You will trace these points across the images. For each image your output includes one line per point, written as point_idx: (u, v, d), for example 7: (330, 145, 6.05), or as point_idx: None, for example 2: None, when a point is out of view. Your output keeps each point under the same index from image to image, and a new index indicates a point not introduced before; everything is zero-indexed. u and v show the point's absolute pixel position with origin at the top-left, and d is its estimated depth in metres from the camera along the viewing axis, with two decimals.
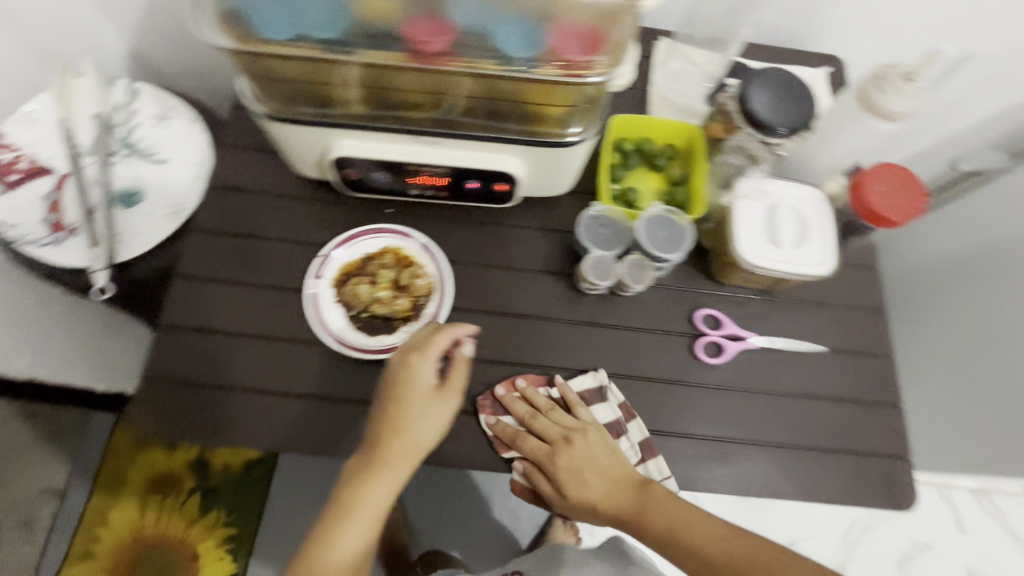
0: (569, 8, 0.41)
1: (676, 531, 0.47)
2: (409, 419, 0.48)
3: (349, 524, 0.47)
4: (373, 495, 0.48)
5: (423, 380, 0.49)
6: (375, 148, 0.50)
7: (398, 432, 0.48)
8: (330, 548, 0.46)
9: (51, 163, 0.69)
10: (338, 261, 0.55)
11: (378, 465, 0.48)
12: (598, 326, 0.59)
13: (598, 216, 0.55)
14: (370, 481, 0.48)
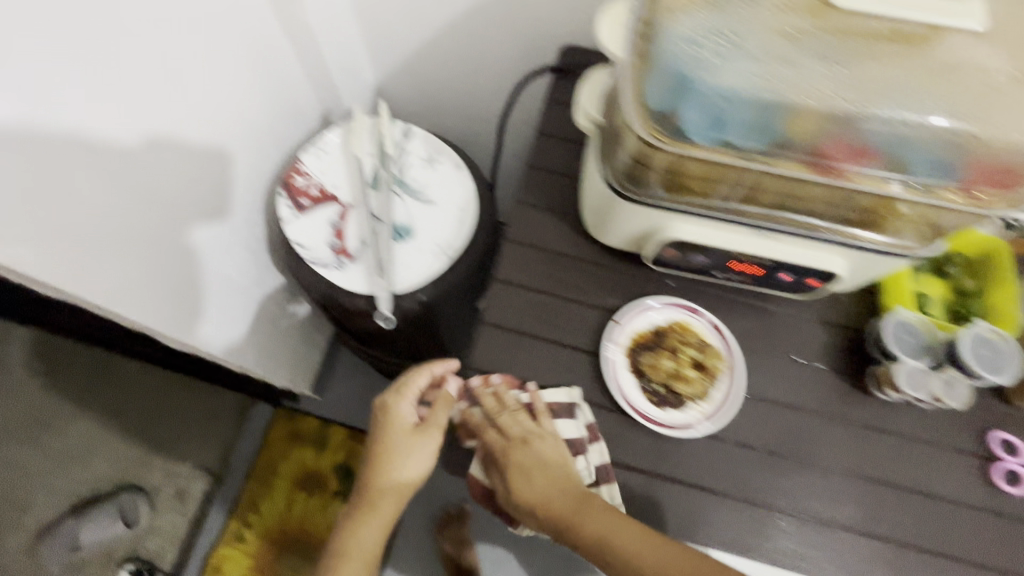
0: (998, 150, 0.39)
1: (635, 563, 0.45)
2: (393, 458, 0.56)
3: (359, 543, 0.55)
4: (373, 523, 0.55)
5: (402, 421, 0.57)
6: (708, 235, 0.51)
7: (390, 463, 0.56)
8: (358, 541, 0.55)
9: (337, 192, 0.76)
10: (635, 329, 0.57)
11: (379, 492, 0.55)
12: (884, 433, 0.56)
13: (908, 323, 0.56)
14: (382, 500, 0.55)
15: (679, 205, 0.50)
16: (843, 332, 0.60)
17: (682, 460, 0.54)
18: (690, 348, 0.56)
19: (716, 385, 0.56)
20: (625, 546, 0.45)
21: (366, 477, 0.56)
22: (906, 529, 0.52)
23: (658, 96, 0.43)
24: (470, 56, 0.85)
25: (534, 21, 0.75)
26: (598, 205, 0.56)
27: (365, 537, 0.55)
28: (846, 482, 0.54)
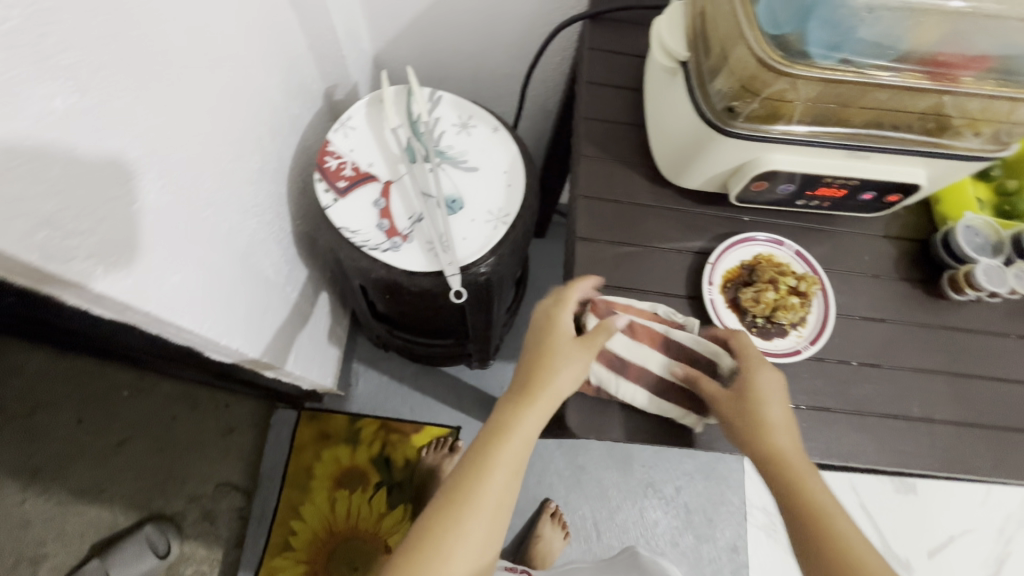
0: None
1: (782, 456, 0.47)
2: (560, 358, 0.50)
3: (516, 426, 0.47)
4: (538, 409, 0.48)
5: (565, 331, 0.52)
6: (801, 162, 0.52)
7: (546, 370, 0.49)
8: (508, 433, 0.47)
9: (374, 170, 0.72)
10: (724, 268, 0.58)
11: (545, 382, 0.49)
12: (956, 330, 0.60)
13: (972, 226, 0.59)
14: (547, 356, 0.50)
15: (776, 135, 0.50)
16: (908, 244, 0.63)
17: (789, 384, 0.56)
18: (787, 277, 0.57)
19: (812, 310, 0.57)
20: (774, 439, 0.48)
21: (540, 331, 0.53)
22: (991, 412, 0.57)
23: (774, 23, 0.42)
24: (482, 12, 0.81)
25: None
26: (681, 145, 0.55)
27: (548, 383, 0.49)
28: (933, 378, 0.58)
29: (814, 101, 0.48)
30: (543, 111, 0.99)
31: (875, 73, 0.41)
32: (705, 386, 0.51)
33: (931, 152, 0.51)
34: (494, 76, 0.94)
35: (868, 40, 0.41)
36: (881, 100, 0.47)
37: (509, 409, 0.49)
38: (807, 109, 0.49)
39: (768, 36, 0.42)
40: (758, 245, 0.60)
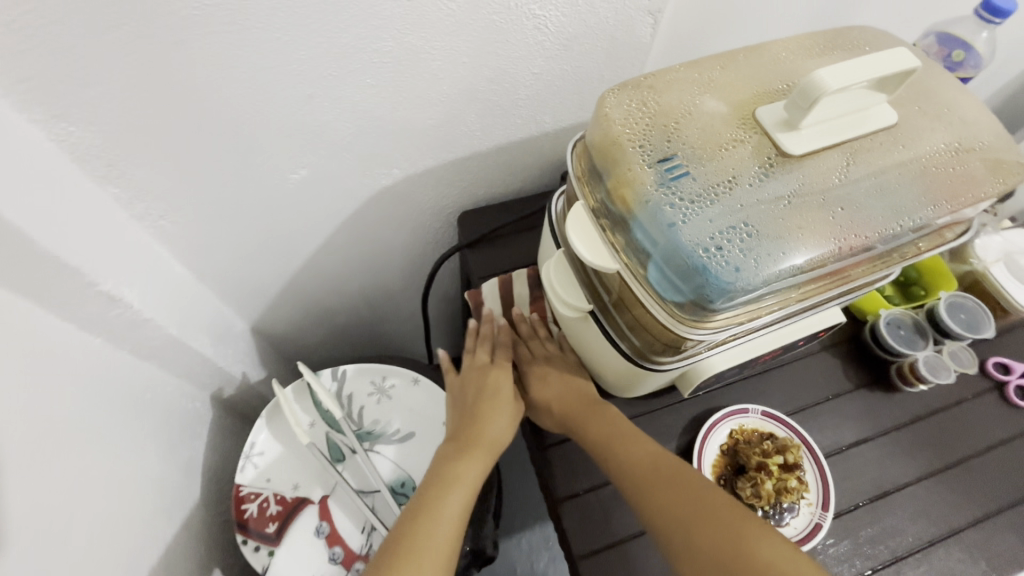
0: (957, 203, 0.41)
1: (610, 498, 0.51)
2: (501, 413, 0.57)
3: (455, 480, 0.52)
4: (473, 458, 0.54)
5: (502, 388, 0.59)
6: (737, 355, 0.51)
7: (486, 423, 0.56)
8: (455, 480, 0.51)
9: (302, 490, 0.62)
10: (710, 463, 0.55)
11: (478, 434, 0.56)
12: (926, 417, 0.61)
13: (893, 320, 0.62)
14: (497, 414, 0.57)
15: (705, 352, 0.49)
16: (847, 348, 0.64)
17: (827, 563, 0.52)
18: (772, 453, 0.55)
19: (807, 471, 0.55)
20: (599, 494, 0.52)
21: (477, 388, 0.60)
22: (999, 488, 0.57)
23: (676, 289, 0.39)
24: (352, 259, 0.77)
25: (412, 208, 0.70)
26: (620, 373, 0.52)
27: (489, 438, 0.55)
28: (934, 478, 0.57)
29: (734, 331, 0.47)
30: (446, 302, 0.95)
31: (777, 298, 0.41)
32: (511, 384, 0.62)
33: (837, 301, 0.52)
34: (384, 296, 0.89)
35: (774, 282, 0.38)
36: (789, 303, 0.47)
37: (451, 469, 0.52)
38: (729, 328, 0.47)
39: (673, 301, 0.40)
40: (729, 423, 0.58)
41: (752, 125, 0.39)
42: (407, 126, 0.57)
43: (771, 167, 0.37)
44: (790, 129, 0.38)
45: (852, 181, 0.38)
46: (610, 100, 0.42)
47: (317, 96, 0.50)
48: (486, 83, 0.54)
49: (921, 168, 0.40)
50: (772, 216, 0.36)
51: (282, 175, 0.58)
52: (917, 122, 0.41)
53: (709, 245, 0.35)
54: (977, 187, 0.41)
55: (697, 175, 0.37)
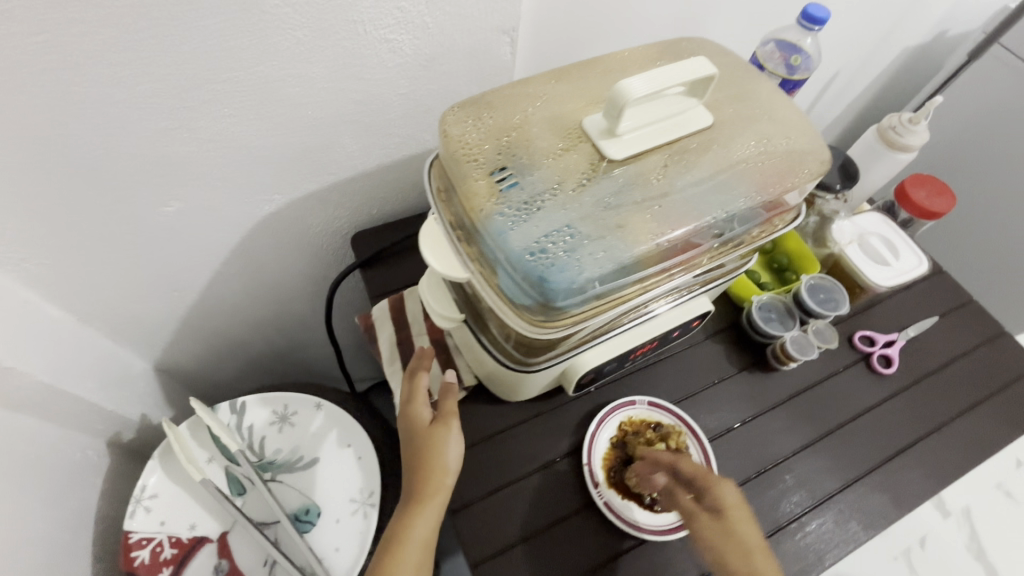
0: (778, 192, 0.44)
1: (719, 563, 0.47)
2: (437, 444, 0.49)
3: (413, 531, 0.46)
4: (433, 500, 0.48)
5: (426, 416, 0.51)
6: (609, 349, 0.53)
7: (430, 462, 0.49)
8: (409, 534, 0.46)
9: (199, 530, 0.60)
10: (601, 456, 0.58)
11: (439, 472, 0.48)
12: (802, 392, 0.65)
13: (762, 304, 0.67)
14: (434, 446, 0.49)
15: (576, 349, 0.51)
16: (729, 335, 0.68)
17: None
18: (655, 442, 0.58)
19: (693, 454, 0.58)
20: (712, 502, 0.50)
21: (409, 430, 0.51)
22: (867, 451, 0.62)
23: (523, 292, 0.41)
24: (249, 289, 0.75)
25: (303, 234, 0.70)
26: (503, 376, 0.54)
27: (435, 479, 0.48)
28: (812, 449, 0.61)
29: (597, 328, 0.50)
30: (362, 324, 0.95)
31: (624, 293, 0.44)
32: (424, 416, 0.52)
33: (701, 291, 0.55)
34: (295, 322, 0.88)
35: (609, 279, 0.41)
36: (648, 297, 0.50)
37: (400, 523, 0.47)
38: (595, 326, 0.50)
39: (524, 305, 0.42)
40: (618, 415, 0.60)
41: (579, 134, 0.42)
42: (279, 152, 0.57)
43: (594, 172, 0.40)
44: (612, 136, 0.41)
45: (672, 181, 0.41)
46: (450, 117, 0.44)
47: (174, 127, 0.50)
48: (353, 105, 0.55)
49: (738, 163, 0.43)
50: (592, 218, 0.39)
51: (153, 209, 0.57)
52: (730, 124, 0.45)
53: (534, 250, 0.37)
54: (793, 175, 0.45)
55: (525, 184, 0.39)
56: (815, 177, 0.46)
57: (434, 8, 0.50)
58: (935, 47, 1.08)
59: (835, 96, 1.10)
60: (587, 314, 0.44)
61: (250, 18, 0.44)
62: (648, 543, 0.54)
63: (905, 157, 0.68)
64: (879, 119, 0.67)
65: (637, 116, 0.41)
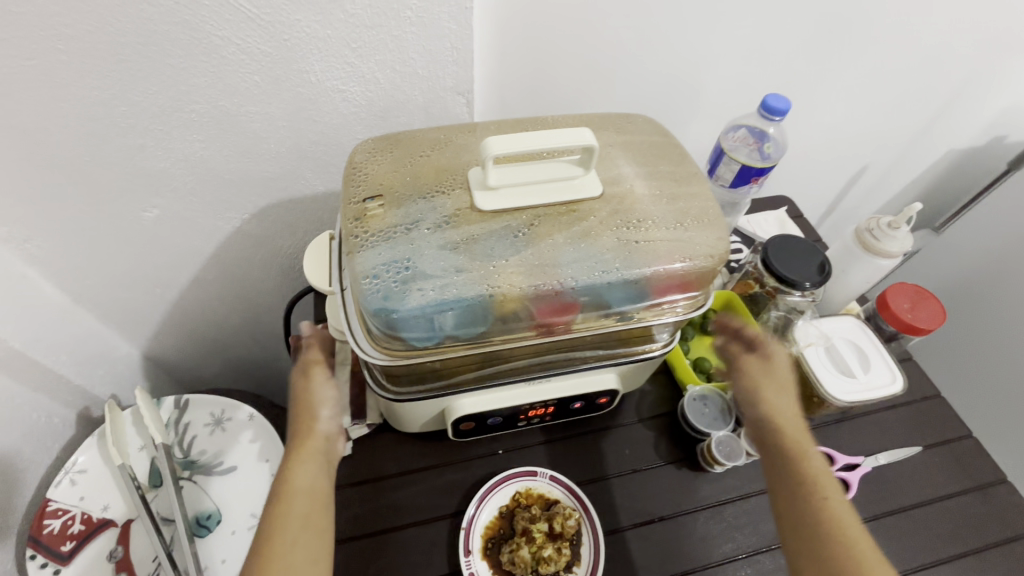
0: (657, 269, 0.44)
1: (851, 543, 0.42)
2: (307, 398, 0.53)
3: (295, 483, 0.47)
4: (309, 456, 0.49)
5: (296, 375, 0.55)
6: (487, 401, 0.53)
7: (305, 417, 0.52)
8: (292, 488, 0.47)
9: (110, 513, 0.64)
10: (482, 524, 0.55)
11: (310, 433, 0.51)
12: (732, 502, 0.59)
13: (698, 396, 0.62)
14: (307, 404, 0.53)
15: (448, 390, 0.51)
16: (663, 423, 0.64)
17: None
18: (540, 520, 0.55)
19: (582, 541, 0.54)
20: (829, 491, 0.45)
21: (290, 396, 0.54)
22: None
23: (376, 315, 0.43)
24: (227, 296, 0.81)
25: (275, 251, 0.76)
26: (385, 404, 0.55)
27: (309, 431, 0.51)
28: (728, 569, 0.54)
29: (473, 371, 0.50)
30: None
31: (481, 340, 0.44)
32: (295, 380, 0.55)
33: (605, 363, 0.54)
34: (273, 334, 0.93)
35: (456, 317, 0.42)
36: (531, 351, 0.49)
37: (284, 480, 0.47)
38: (471, 370, 0.50)
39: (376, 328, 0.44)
40: (514, 483, 0.57)
41: (462, 182, 0.46)
42: (244, 176, 0.63)
43: (456, 218, 0.43)
44: (484, 188, 0.44)
45: (534, 239, 0.43)
46: (363, 148, 0.49)
47: (148, 145, 0.57)
48: (311, 144, 0.61)
49: (613, 233, 0.44)
50: (437, 259, 0.42)
51: (135, 213, 0.64)
52: (621, 197, 0.46)
53: (371, 275, 0.41)
54: (675, 256, 0.44)
55: (390, 217, 0.43)
56: (710, 262, 0.45)
57: (382, 66, 0.54)
58: (986, 154, 0.99)
59: (862, 191, 1.03)
60: (438, 353, 0.44)
61: (209, 60, 0.50)
62: None
63: (885, 265, 0.62)
64: (858, 219, 0.63)
65: (513, 176, 0.44)
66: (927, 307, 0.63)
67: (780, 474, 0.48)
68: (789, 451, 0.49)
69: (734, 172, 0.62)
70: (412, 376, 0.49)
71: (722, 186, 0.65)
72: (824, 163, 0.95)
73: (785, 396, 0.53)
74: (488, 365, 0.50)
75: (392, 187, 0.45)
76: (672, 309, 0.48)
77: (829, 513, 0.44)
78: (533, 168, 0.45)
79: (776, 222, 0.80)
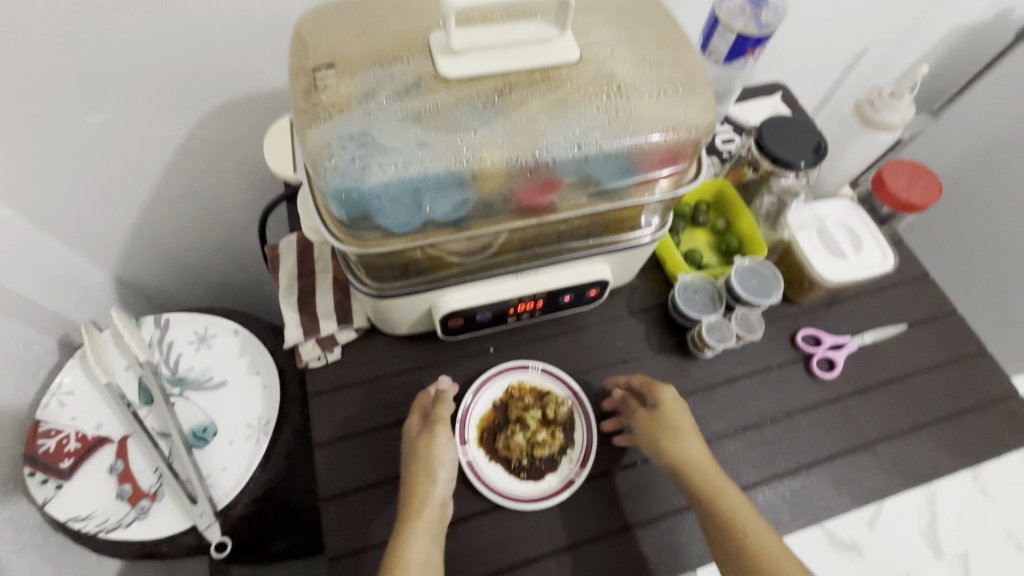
0: (645, 137, 0.41)
1: (758, 546, 0.46)
2: (426, 465, 0.49)
3: (408, 564, 0.44)
4: (424, 532, 0.46)
5: (416, 423, 0.52)
6: (473, 296, 0.51)
7: (429, 473, 0.49)
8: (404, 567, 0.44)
9: (104, 431, 0.64)
10: (478, 414, 0.56)
11: (424, 505, 0.47)
12: (720, 383, 0.60)
13: (688, 284, 0.61)
14: (433, 437, 0.50)
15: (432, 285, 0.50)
16: (655, 315, 0.63)
17: (578, 524, 0.52)
18: (533, 408, 0.56)
19: (575, 427, 0.56)
20: (744, 520, 0.47)
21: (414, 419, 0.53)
22: (780, 454, 0.56)
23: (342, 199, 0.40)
24: (197, 215, 0.77)
25: (243, 161, 0.71)
26: (369, 305, 0.53)
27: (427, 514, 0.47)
28: (716, 443, 0.56)
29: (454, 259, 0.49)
30: None
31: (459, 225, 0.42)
32: (411, 417, 0.53)
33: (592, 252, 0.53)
34: (252, 256, 0.90)
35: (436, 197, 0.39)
36: (516, 236, 0.48)
37: (396, 551, 0.45)
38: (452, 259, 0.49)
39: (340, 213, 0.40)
40: (506, 376, 0.58)
41: (424, 46, 0.41)
42: (197, 69, 0.57)
43: (418, 86, 0.39)
44: (451, 54, 0.39)
45: (508, 106, 0.39)
46: (311, 15, 0.43)
47: (77, 32, 0.50)
48: (266, 27, 0.55)
49: (594, 99, 0.40)
50: (401, 132, 0.38)
51: (78, 120, 0.58)
52: (602, 61, 0.42)
53: (328, 150, 0.37)
54: (663, 123, 0.41)
55: (344, 87, 0.39)
56: (701, 131, 0.42)
57: None
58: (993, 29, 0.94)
59: (861, 77, 0.98)
60: (413, 241, 0.41)
61: None
62: (507, 513, 0.52)
63: (883, 140, 0.60)
64: (859, 92, 0.60)
65: (481, 37, 0.40)
66: (921, 187, 0.61)
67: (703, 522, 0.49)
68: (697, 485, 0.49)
69: (729, 43, 0.58)
70: (393, 266, 0.47)
71: (716, 61, 0.61)
72: (825, 46, 0.90)
73: (690, 438, 0.51)
74: (470, 250, 0.48)
75: (344, 54, 0.40)
76: (663, 185, 0.45)
77: (747, 538, 0.46)
78: (503, 29, 0.40)
79: (771, 107, 0.76)
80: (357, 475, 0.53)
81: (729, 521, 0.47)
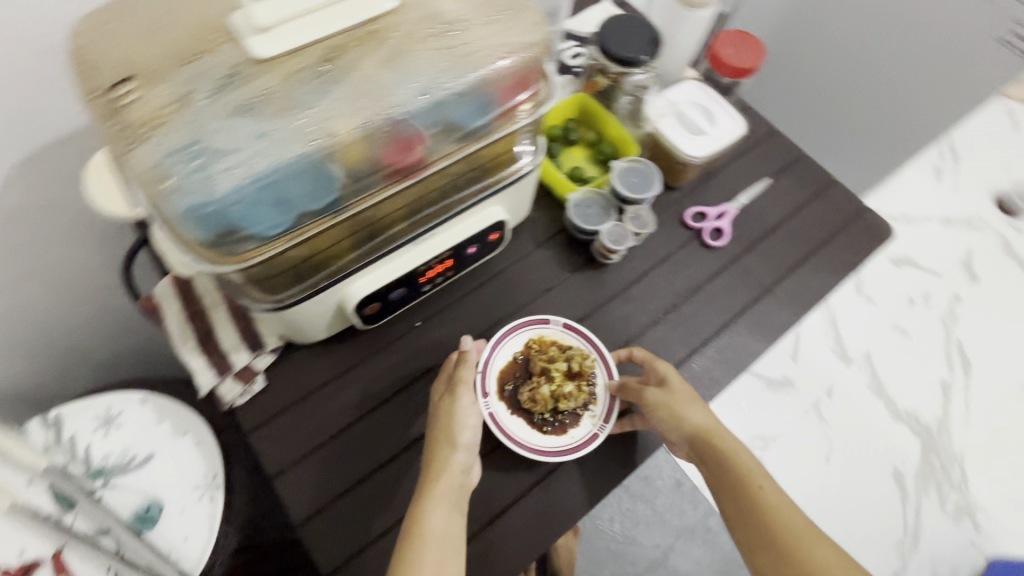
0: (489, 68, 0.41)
1: (796, 545, 0.47)
2: (448, 424, 0.50)
3: (428, 522, 0.45)
4: (444, 494, 0.46)
5: (440, 390, 0.53)
6: (380, 276, 0.50)
7: (448, 433, 0.49)
8: (423, 525, 0.45)
9: (30, 555, 0.57)
10: (499, 366, 0.57)
11: (444, 466, 0.48)
12: (635, 280, 0.64)
13: (580, 201, 0.64)
14: (454, 399, 0.51)
15: (333, 279, 0.48)
16: (560, 240, 0.65)
17: (549, 449, 0.55)
18: (559, 361, 0.58)
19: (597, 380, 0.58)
20: (784, 513, 0.48)
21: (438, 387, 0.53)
22: (701, 324, 0.62)
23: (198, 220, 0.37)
24: (47, 295, 0.67)
25: (77, 219, 0.62)
26: (277, 321, 0.51)
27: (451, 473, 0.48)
28: (646, 334, 0.61)
29: (345, 244, 0.47)
30: None
31: (335, 209, 0.40)
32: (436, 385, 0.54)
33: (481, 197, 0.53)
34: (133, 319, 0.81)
35: (299, 187, 0.37)
36: (398, 202, 0.47)
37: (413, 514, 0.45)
38: (343, 245, 0.47)
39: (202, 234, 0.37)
40: (528, 331, 0.59)
41: (227, 32, 0.37)
42: None
43: (235, 75, 0.36)
44: (261, 31, 0.36)
45: (342, 72, 0.37)
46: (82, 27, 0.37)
47: None
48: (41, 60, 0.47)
49: (426, 42, 0.39)
50: (235, 129, 0.35)
51: None
52: (423, 2, 0.40)
53: (161, 171, 0.34)
54: (500, 49, 0.41)
55: (153, 98, 0.35)
56: (539, 48, 0.43)
57: None
58: None
59: None
60: (292, 240, 0.39)
61: None
62: (483, 465, 0.53)
63: (705, 16, 0.64)
64: None
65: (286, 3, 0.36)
66: (746, 50, 0.66)
67: (735, 512, 0.50)
68: (731, 479, 0.50)
69: None
70: (283, 271, 0.45)
71: None
72: None
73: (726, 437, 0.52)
74: (358, 230, 0.47)
75: (138, 62, 0.36)
76: (523, 110, 0.45)
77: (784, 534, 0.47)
78: None
79: (604, 14, 0.78)
80: (327, 488, 0.52)
81: (763, 515, 0.49)
